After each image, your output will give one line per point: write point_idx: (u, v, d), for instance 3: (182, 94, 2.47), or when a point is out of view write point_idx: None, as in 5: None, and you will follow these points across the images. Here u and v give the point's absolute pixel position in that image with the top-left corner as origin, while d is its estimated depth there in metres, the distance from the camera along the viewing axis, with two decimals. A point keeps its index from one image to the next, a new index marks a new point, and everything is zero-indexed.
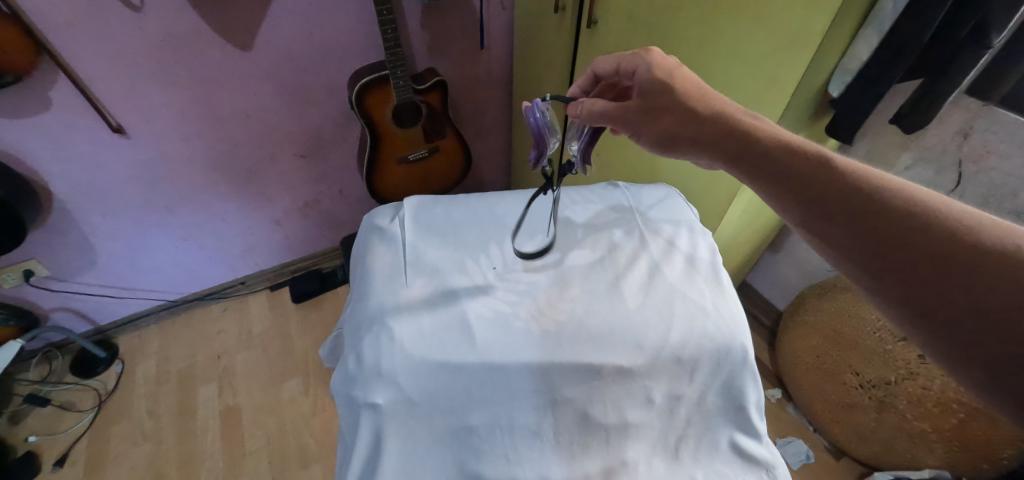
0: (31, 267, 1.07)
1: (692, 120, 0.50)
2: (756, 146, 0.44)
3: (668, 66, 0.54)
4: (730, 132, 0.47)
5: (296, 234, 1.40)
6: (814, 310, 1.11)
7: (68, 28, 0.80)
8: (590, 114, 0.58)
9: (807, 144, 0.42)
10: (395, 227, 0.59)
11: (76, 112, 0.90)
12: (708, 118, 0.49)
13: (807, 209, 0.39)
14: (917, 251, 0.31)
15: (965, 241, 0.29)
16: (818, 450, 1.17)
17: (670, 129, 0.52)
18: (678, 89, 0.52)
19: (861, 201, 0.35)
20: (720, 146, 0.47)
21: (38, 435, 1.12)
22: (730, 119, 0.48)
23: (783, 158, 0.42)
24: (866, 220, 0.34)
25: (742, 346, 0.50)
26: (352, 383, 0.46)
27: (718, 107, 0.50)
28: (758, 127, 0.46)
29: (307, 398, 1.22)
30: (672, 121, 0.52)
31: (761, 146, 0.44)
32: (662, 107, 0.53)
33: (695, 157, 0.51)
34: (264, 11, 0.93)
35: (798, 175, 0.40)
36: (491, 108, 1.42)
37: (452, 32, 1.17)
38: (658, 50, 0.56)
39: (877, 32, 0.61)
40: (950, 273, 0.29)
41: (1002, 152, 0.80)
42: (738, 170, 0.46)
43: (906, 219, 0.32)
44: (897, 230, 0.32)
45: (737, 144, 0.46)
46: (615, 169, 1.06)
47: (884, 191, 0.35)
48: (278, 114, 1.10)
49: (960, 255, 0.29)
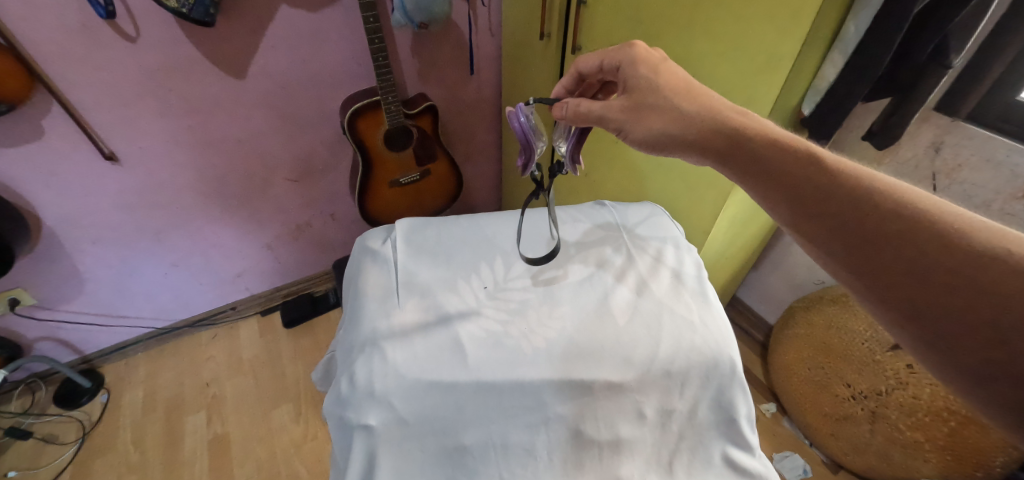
0: (17, 296, 1.05)
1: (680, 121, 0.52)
2: (744, 147, 0.46)
3: (654, 65, 0.57)
4: (714, 134, 0.49)
5: (288, 257, 1.40)
6: (803, 322, 1.13)
7: (64, 59, 0.82)
8: (575, 114, 0.59)
9: (793, 140, 0.44)
10: (387, 249, 0.60)
11: (69, 140, 0.90)
12: (696, 116, 0.51)
13: (797, 209, 0.41)
14: (912, 251, 0.34)
15: (951, 240, 0.32)
16: (815, 463, 1.16)
17: (656, 126, 0.53)
18: (664, 87, 0.54)
19: (846, 201, 0.38)
20: (709, 145, 0.49)
21: (17, 469, 1.08)
22: (718, 116, 0.49)
23: (769, 154, 0.44)
24: (865, 223, 0.36)
25: (730, 360, 0.51)
26: (344, 406, 0.46)
27: (705, 104, 0.52)
28: (745, 126, 0.47)
29: (298, 424, 1.20)
30: (659, 117, 0.53)
31: (750, 149, 0.46)
32: (649, 104, 0.54)
33: (682, 156, 0.53)
34: (258, 41, 0.96)
35: (787, 174, 0.42)
36: (481, 130, 1.45)
37: (442, 57, 1.20)
38: (642, 49, 0.59)
39: (842, 55, 0.65)
40: (940, 278, 0.32)
41: (973, 165, 0.83)
42: (728, 167, 0.47)
43: (899, 217, 0.35)
44: (886, 226, 0.35)
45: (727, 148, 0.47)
46: (603, 189, 1.09)
47: (876, 193, 0.37)
48: (271, 140, 1.12)
49: (946, 256, 0.32)
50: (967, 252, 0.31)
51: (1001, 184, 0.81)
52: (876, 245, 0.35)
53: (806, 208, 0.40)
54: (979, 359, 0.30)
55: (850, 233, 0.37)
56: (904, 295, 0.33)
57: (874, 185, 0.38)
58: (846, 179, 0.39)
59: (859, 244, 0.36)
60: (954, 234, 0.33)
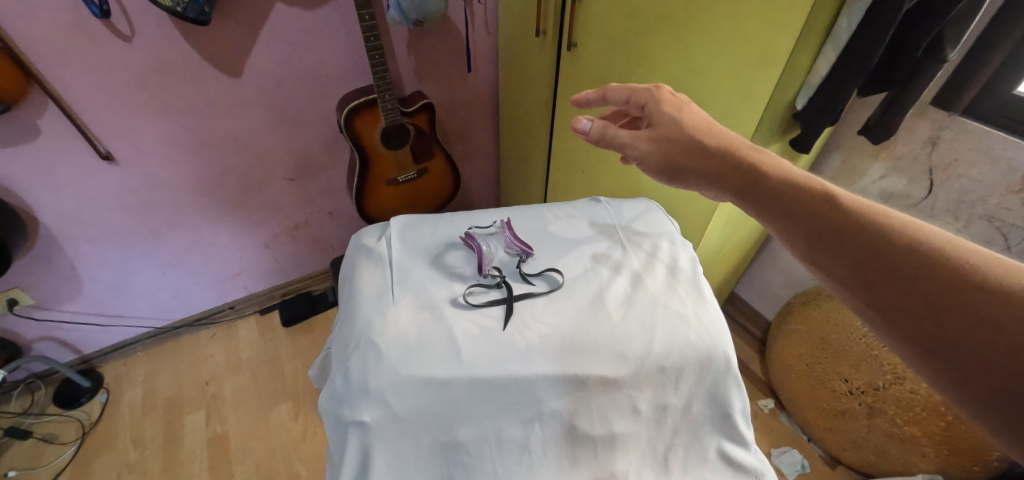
0: (16, 296, 1.05)
1: (697, 156, 0.51)
2: (761, 184, 0.44)
3: (676, 104, 0.55)
4: (732, 169, 0.47)
5: (286, 256, 1.40)
6: (801, 318, 1.13)
7: (60, 59, 0.82)
8: (599, 135, 0.58)
9: (811, 180, 0.42)
10: (382, 246, 0.60)
11: (65, 140, 0.91)
12: (713, 150, 0.50)
13: (815, 246, 0.38)
14: (931, 293, 0.31)
15: (975, 282, 0.29)
16: (813, 459, 1.17)
17: (675, 158, 0.52)
18: (686, 121, 0.53)
19: (865, 238, 0.35)
20: (725, 179, 0.48)
21: (17, 469, 1.09)
22: (735, 153, 0.48)
23: (786, 192, 0.43)
24: (881, 261, 0.34)
25: (724, 355, 0.51)
26: (339, 403, 0.46)
27: (723, 141, 0.50)
28: (762, 165, 0.46)
29: (297, 423, 1.20)
30: (678, 150, 0.52)
31: (768, 185, 0.44)
32: (671, 136, 0.53)
33: (701, 188, 0.51)
34: (253, 40, 0.96)
35: (804, 211, 0.40)
36: (478, 128, 1.45)
37: (439, 55, 1.20)
38: (667, 88, 0.57)
39: (834, 50, 0.65)
40: (963, 322, 0.29)
41: (969, 159, 0.83)
42: (745, 202, 0.46)
43: (920, 257, 0.32)
44: (903, 265, 0.33)
45: (744, 183, 0.46)
46: (600, 185, 1.09)
47: (894, 231, 0.35)
48: (267, 138, 1.12)
49: (966, 297, 0.29)
50: (992, 292, 0.28)
51: (997, 178, 0.81)
52: (896, 286, 0.33)
53: (821, 242, 0.38)
54: (1009, 407, 0.27)
55: (865, 267, 0.34)
56: (925, 338, 0.30)
57: (891, 224, 0.35)
58: (863, 217, 0.37)
59: (877, 284, 0.34)
60: (978, 276, 0.30)
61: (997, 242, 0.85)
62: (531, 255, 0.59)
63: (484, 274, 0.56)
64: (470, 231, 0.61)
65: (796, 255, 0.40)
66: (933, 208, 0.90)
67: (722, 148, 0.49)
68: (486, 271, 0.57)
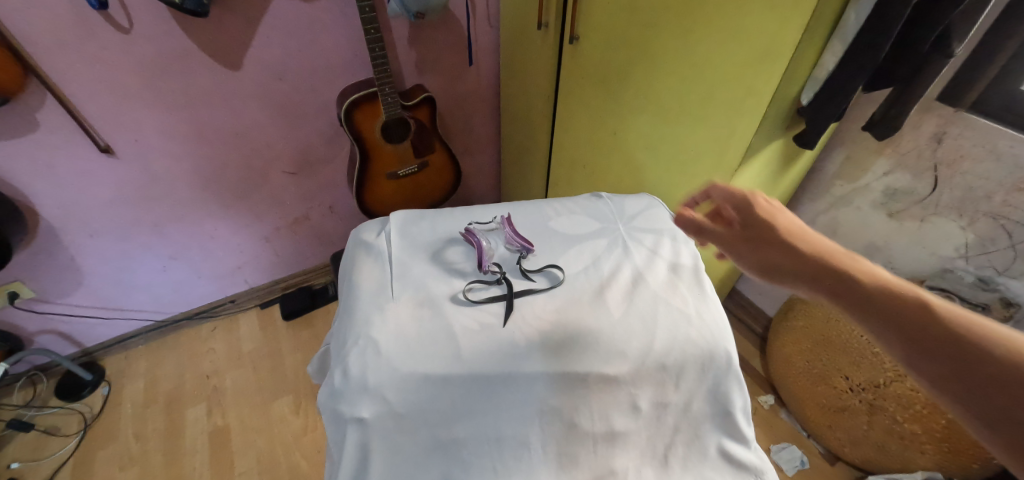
0: (16, 289, 1.05)
1: (806, 275, 0.42)
2: (897, 319, 0.35)
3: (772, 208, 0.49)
4: (855, 295, 0.38)
5: (287, 250, 1.40)
6: (802, 315, 1.13)
7: (58, 52, 0.81)
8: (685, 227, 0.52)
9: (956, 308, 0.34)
10: (381, 241, 0.59)
11: (64, 133, 0.90)
12: (815, 257, 0.42)
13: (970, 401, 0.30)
14: None
15: None
16: (812, 455, 1.17)
17: (768, 262, 0.45)
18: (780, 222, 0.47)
19: None
20: (830, 291, 0.40)
21: (20, 461, 1.09)
22: (843, 262, 0.41)
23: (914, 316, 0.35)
24: None
25: (725, 352, 0.51)
26: (338, 398, 0.46)
27: (827, 248, 0.43)
28: (882, 281, 0.38)
29: (297, 416, 1.21)
30: (772, 253, 0.45)
31: (910, 325, 0.34)
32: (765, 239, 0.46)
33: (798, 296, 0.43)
34: (253, 32, 0.95)
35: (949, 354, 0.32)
36: (479, 122, 1.44)
37: (440, 48, 1.19)
38: (760, 195, 0.50)
39: (842, 44, 0.63)
40: None
41: (975, 156, 0.82)
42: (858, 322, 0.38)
43: None
44: None
45: (876, 318, 0.36)
46: (602, 180, 1.08)
47: None
48: (267, 132, 1.11)
49: None
50: None
51: (1004, 174, 0.80)
52: None
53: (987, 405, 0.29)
54: None
55: None
56: None
57: None
58: None
59: None
60: None
61: (1002, 240, 0.84)
62: (531, 251, 0.59)
63: (484, 270, 0.56)
64: (469, 227, 0.61)
65: (982, 441, 0.29)
66: (938, 205, 0.90)
67: (838, 267, 0.40)
68: (486, 267, 0.56)
